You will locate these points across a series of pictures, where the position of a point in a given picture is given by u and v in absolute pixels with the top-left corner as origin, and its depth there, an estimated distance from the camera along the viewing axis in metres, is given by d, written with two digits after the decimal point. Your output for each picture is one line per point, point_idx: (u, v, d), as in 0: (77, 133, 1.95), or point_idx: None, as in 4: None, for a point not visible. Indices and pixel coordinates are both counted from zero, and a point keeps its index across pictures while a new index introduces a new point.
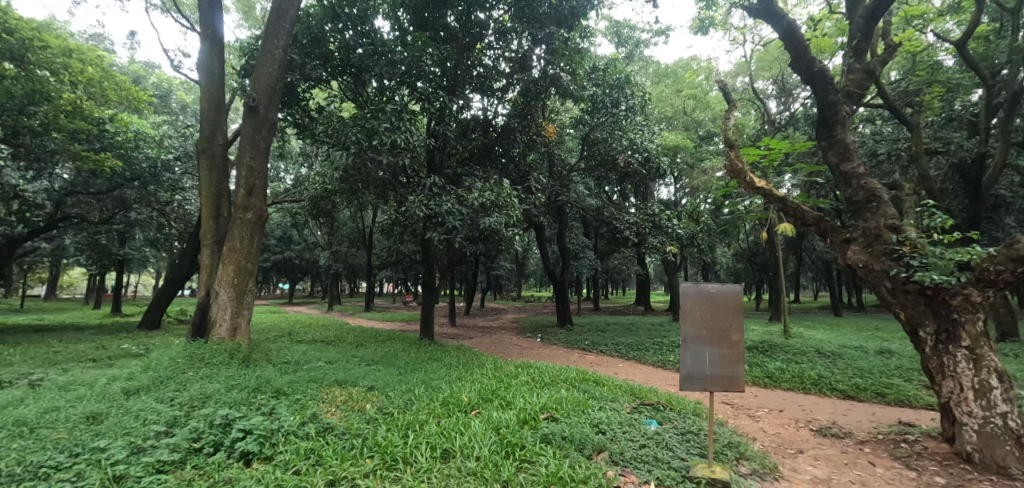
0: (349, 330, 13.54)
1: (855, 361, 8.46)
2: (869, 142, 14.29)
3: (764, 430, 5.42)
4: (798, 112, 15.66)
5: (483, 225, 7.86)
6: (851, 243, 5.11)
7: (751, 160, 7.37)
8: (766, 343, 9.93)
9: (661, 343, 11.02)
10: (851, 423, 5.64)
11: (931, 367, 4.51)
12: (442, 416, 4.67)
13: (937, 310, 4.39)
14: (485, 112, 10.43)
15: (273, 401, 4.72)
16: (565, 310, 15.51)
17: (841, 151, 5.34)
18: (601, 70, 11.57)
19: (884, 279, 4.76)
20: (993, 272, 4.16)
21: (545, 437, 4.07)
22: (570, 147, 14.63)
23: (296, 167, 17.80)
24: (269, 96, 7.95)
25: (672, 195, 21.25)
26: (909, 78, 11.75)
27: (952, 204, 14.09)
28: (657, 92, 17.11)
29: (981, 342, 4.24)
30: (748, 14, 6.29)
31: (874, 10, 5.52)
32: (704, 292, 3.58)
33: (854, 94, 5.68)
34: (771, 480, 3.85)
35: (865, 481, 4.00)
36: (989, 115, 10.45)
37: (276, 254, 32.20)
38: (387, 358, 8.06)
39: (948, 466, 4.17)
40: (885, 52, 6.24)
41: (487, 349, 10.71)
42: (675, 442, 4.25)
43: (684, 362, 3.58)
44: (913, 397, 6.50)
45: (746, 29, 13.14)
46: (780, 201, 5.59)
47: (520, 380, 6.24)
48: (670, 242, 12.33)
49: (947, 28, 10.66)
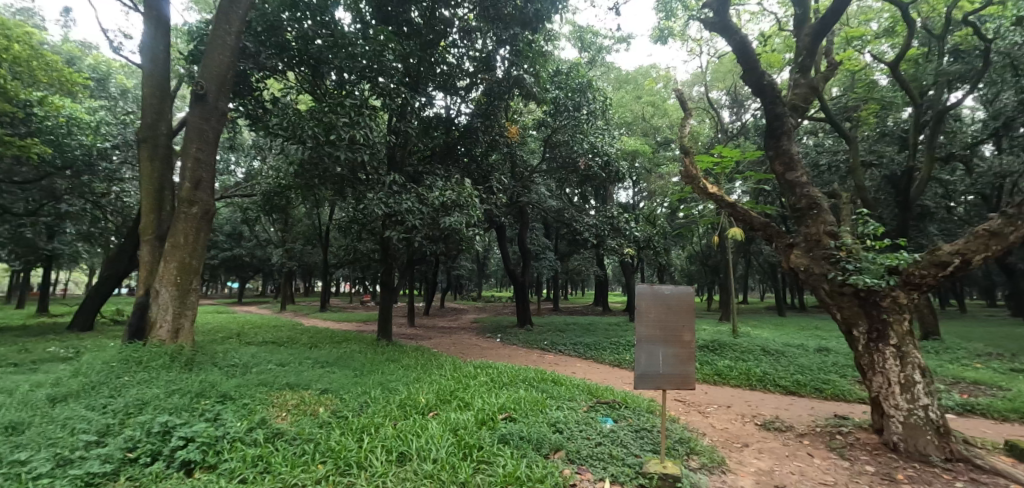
0: (302, 330, 13.05)
1: (796, 358, 8.97)
2: (811, 153, 15.24)
3: (713, 426, 5.64)
4: (749, 122, 16.49)
5: (443, 224, 7.79)
6: (793, 247, 5.41)
7: (705, 167, 7.66)
8: (715, 342, 10.35)
9: (618, 342, 11.29)
10: (793, 417, 5.97)
11: (863, 364, 4.83)
12: (398, 418, 4.58)
13: (869, 310, 4.72)
14: (448, 110, 10.37)
15: (219, 407, 4.47)
16: (525, 311, 15.59)
17: (785, 161, 5.63)
18: (564, 74, 11.76)
19: (823, 281, 5.06)
20: (918, 276, 4.54)
21: (502, 437, 4.07)
22: (533, 149, 14.68)
23: (247, 160, 16.99)
24: (219, 84, 7.54)
25: (631, 199, 21.81)
26: (848, 95, 12.63)
27: (884, 212, 15.23)
28: (618, 97, 17.55)
29: (906, 340, 4.59)
30: (705, 27, 6.52)
31: (818, 30, 5.87)
32: (659, 293, 3.68)
33: (798, 108, 6.02)
34: (718, 474, 4.02)
35: (804, 471, 4.26)
36: (918, 131, 11.31)
37: (224, 251, 30.57)
38: (343, 360, 7.82)
39: (878, 455, 4.50)
40: (827, 69, 6.63)
41: (446, 350, 10.62)
42: (629, 440, 4.35)
43: (639, 360, 3.66)
44: (848, 391, 6.96)
45: (703, 41, 13.72)
46: (730, 206, 5.84)
47: (479, 380, 6.20)
48: (628, 244, 12.70)
49: (882, 50, 11.52)
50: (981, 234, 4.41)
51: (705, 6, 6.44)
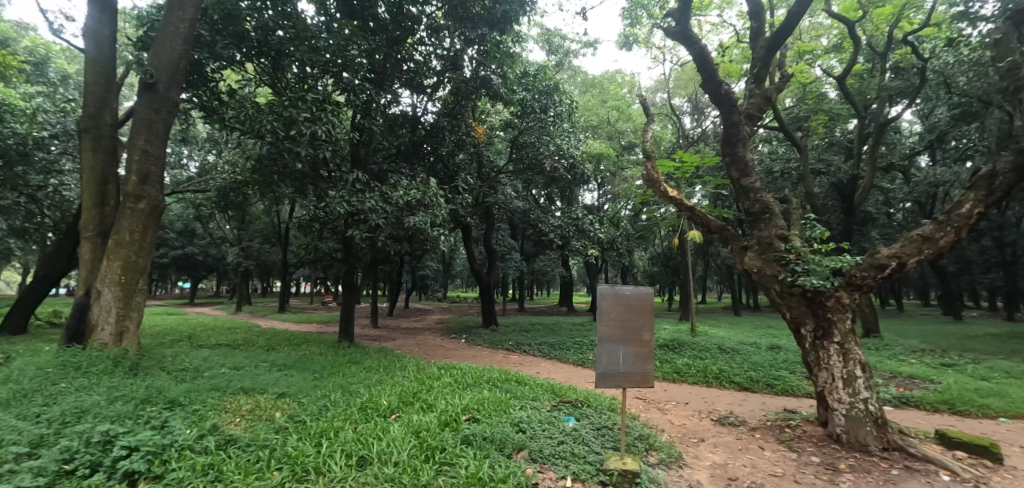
0: (259, 332, 12.56)
1: (749, 356, 9.37)
2: (766, 160, 15.97)
3: (672, 422, 5.81)
4: (709, 129, 17.11)
5: (408, 224, 7.67)
6: (747, 249, 5.65)
7: (666, 171, 7.88)
8: (675, 341, 10.68)
9: (581, 342, 11.45)
10: (745, 412, 6.24)
11: (809, 360, 5.09)
12: (359, 421, 4.47)
13: (815, 310, 4.98)
14: (413, 108, 10.23)
15: (167, 414, 4.23)
16: (490, 312, 15.59)
17: (741, 167, 5.86)
18: (532, 76, 11.88)
19: (774, 282, 5.31)
20: (859, 278, 4.86)
21: (465, 438, 4.06)
22: (501, 149, 14.65)
23: (201, 153, 16.19)
24: (171, 74, 7.15)
25: (596, 201, 22.17)
26: (800, 106, 13.31)
27: (831, 218, 16.14)
28: (584, 101, 17.83)
29: (849, 338, 4.88)
30: (667, 36, 6.70)
31: (772, 43, 6.16)
32: (620, 293, 3.76)
33: (753, 117, 6.27)
34: (676, 469, 4.16)
35: (756, 464, 4.45)
36: (862, 142, 12.04)
37: (175, 249, 28.97)
38: (302, 362, 7.58)
39: (822, 446, 4.78)
40: (780, 82, 6.95)
41: (410, 351, 10.47)
42: (591, 438, 4.42)
43: (600, 360, 3.73)
44: (796, 387, 7.34)
45: (666, 49, 14.16)
46: (690, 210, 6.00)
47: (443, 382, 6.14)
48: (592, 245, 12.94)
49: (831, 65, 12.20)
50: (914, 239, 4.82)
51: (668, 15, 6.63)
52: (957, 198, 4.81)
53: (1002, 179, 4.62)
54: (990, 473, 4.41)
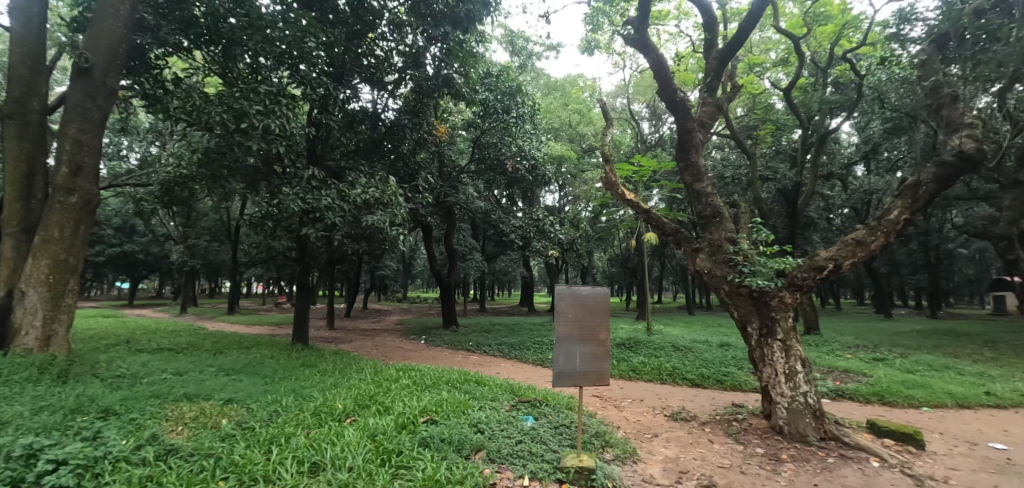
0: (206, 335, 11.92)
1: (700, 353, 9.76)
2: (718, 166, 16.68)
3: (627, 419, 5.97)
4: (666, 135, 17.73)
5: (365, 223, 7.48)
6: (699, 251, 5.89)
7: (624, 174, 8.07)
8: (631, 340, 10.98)
9: (541, 342, 11.57)
10: (696, 407, 6.50)
11: (754, 357, 5.36)
12: (312, 427, 4.32)
13: (760, 309, 5.25)
14: (374, 105, 10.01)
15: (99, 423, 3.94)
16: (451, 312, 15.48)
17: (694, 172, 6.10)
18: (494, 77, 11.72)
19: (723, 282, 5.56)
20: (800, 278, 5.17)
21: (422, 440, 4.01)
22: (463, 148, 14.51)
23: (143, 145, 15.18)
24: (109, 59, 6.66)
25: (557, 202, 22.46)
26: (750, 115, 14.02)
27: (776, 221, 17.07)
28: (546, 103, 18.02)
29: (790, 335, 5.17)
30: (626, 43, 6.86)
31: (724, 54, 6.43)
32: (577, 294, 3.84)
33: (706, 124, 6.52)
34: (630, 464, 4.27)
35: (705, 457, 4.65)
36: (806, 151, 12.81)
37: (112, 247, 27.05)
38: (251, 366, 7.25)
39: (766, 438, 5.05)
40: (731, 92, 7.28)
41: (367, 353, 10.23)
42: (549, 436, 4.47)
43: (558, 359, 3.78)
44: (743, 382, 7.72)
45: (626, 55, 14.54)
46: (645, 212, 6.17)
47: (401, 384, 6.04)
48: (552, 246, 13.11)
49: (778, 78, 12.90)
50: (848, 242, 5.18)
51: (627, 22, 6.79)
52: (886, 205, 5.24)
53: (925, 188, 5.07)
54: (913, 458, 4.82)
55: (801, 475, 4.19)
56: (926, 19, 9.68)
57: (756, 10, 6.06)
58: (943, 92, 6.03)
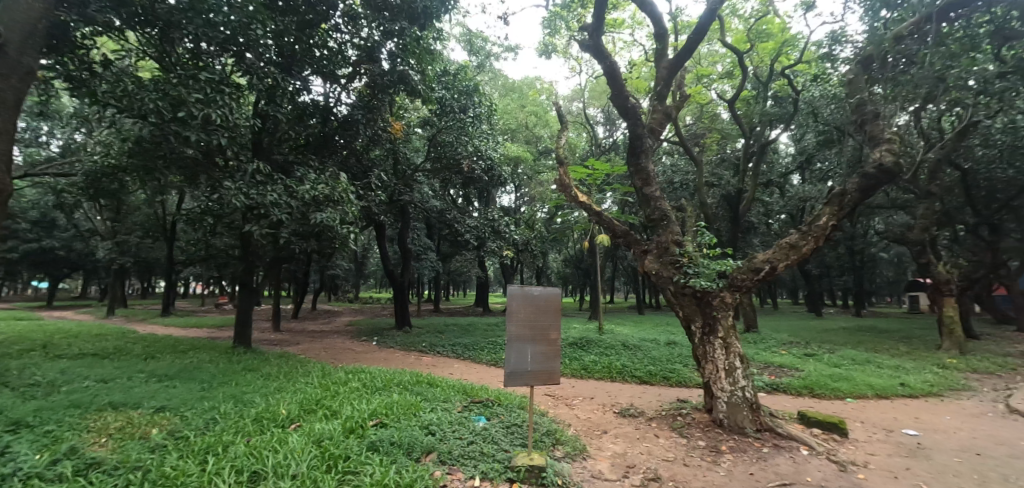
0: (136, 338, 11.07)
1: (649, 351, 10.12)
2: (667, 172, 17.39)
3: (578, 416, 6.09)
4: (619, 139, 18.32)
5: (314, 221, 7.19)
6: (647, 253, 6.11)
7: (578, 177, 8.23)
8: (583, 339, 11.21)
9: (495, 342, 11.59)
10: (644, 403, 6.73)
11: (697, 354, 5.62)
12: (253, 434, 4.11)
13: (703, 308, 5.51)
14: (326, 98, 9.66)
15: (7, 438, 3.56)
16: (404, 313, 15.22)
17: (643, 177, 6.32)
18: (452, 75, 11.80)
19: (669, 283, 5.79)
20: (739, 279, 5.47)
21: (371, 445, 3.92)
22: (418, 146, 14.28)
23: (66, 131, 13.91)
24: (25, 35, 6.02)
25: (513, 203, 22.60)
26: (698, 123, 14.70)
27: (720, 225, 17.98)
28: (503, 103, 18.10)
29: (730, 333, 5.45)
30: (582, 49, 6.98)
31: (674, 65, 6.67)
32: (529, 294, 3.88)
33: (655, 131, 6.77)
34: (579, 461, 4.36)
35: (651, 451, 4.83)
36: (748, 159, 13.57)
37: (28, 242, 24.63)
38: (187, 371, 6.81)
39: (707, 431, 5.32)
40: (679, 100, 7.61)
41: (315, 356, 9.86)
42: (500, 436, 4.49)
43: (510, 359, 3.81)
44: (688, 378, 8.07)
45: (582, 61, 14.86)
46: (597, 214, 6.32)
47: (350, 386, 5.88)
48: (507, 247, 13.21)
49: (724, 89, 13.58)
50: (783, 246, 5.54)
51: (583, 28, 6.91)
52: (817, 211, 5.64)
53: (850, 197, 5.51)
54: (838, 446, 5.21)
55: (739, 465, 4.43)
56: (854, 42, 10.51)
57: (703, 24, 6.38)
58: (867, 110, 6.57)
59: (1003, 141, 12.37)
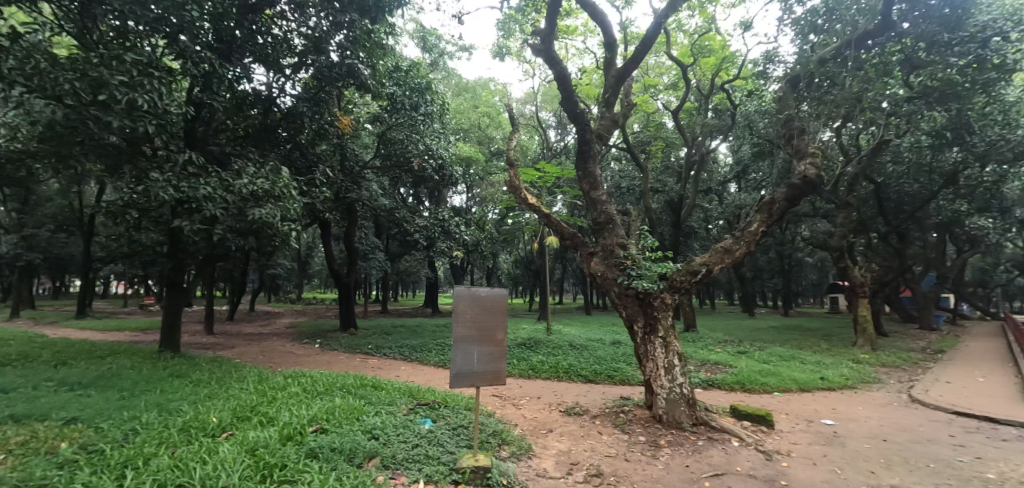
0: (43, 343, 10.01)
1: (594, 351, 10.41)
2: (615, 177, 17.98)
3: (525, 416, 6.17)
4: (570, 144, 18.77)
5: (252, 217, 6.81)
6: (593, 255, 6.29)
7: (528, 178, 8.34)
8: (532, 340, 11.36)
9: (444, 343, 11.50)
10: (588, 402, 6.92)
11: (639, 353, 5.84)
12: (178, 445, 3.84)
13: (645, 309, 5.73)
14: (268, 88, 9.20)
15: None
16: (350, 314, 14.76)
17: (590, 181, 6.51)
18: (403, 71, 11.27)
19: (614, 285, 5.98)
20: (678, 281, 5.75)
21: (310, 452, 3.78)
22: (367, 143, 13.94)
23: None
24: None
25: (465, 203, 22.52)
26: (645, 131, 15.33)
27: (663, 229, 18.81)
28: (456, 103, 18.04)
29: (669, 332, 5.72)
30: (534, 52, 7.06)
31: (621, 75, 6.88)
32: (476, 295, 3.91)
33: (603, 137, 6.96)
34: (524, 460, 4.43)
35: (594, 448, 4.98)
36: (690, 167, 14.28)
37: None
38: (105, 379, 6.26)
39: (648, 427, 5.56)
40: (625, 109, 7.89)
41: (252, 360, 9.35)
42: (446, 438, 4.47)
43: (456, 360, 3.79)
44: (630, 376, 8.38)
45: (535, 65, 15.08)
46: (545, 216, 6.42)
47: (289, 392, 5.62)
48: (457, 247, 13.17)
49: (669, 99, 14.20)
50: (718, 250, 5.87)
51: (535, 33, 7.01)
52: (749, 218, 6.03)
53: (778, 205, 5.95)
54: (766, 436, 5.61)
55: (676, 458, 4.66)
56: (785, 62, 11.32)
57: (649, 37, 6.64)
58: (794, 125, 7.10)
59: (909, 158, 13.78)
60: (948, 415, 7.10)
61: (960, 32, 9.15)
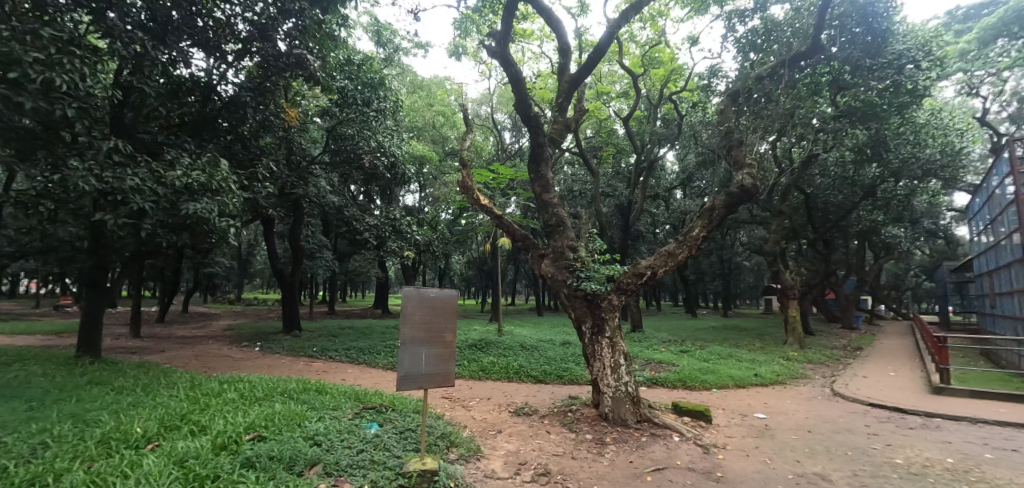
0: None
1: (544, 352, 10.54)
2: (568, 180, 18.38)
3: (474, 418, 6.17)
4: (524, 146, 18.96)
5: (185, 211, 6.39)
6: (544, 257, 6.40)
7: (482, 179, 8.33)
8: (483, 341, 11.35)
9: (393, 345, 11.27)
10: (538, 402, 7.02)
11: (588, 352, 5.99)
12: (95, 459, 3.54)
13: (593, 310, 5.89)
14: (208, 74, 8.67)
15: None
16: (295, 316, 14.16)
17: (542, 184, 6.60)
18: (356, 65, 10.92)
19: (563, 286, 6.10)
20: (626, 283, 5.92)
21: (246, 461, 3.60)
22: (315, 137, 13.54)
23: None
24: None
25: (418, 202, 22.18)
26: (597, 136, 15.73)
27: (613, 233, 19.38)
28: (410, 101, 17.73)
29: (616, 332, 5.90)
30: (489, 54, 7.05)
31: (575, 81, 7.02)
32: (425, 296, 3.89)
33: (555, 141, 7.08)
34: (472, 462, 4.43)
35: (542, 447, 5.06)
36: (639, 173, 14.79)
37: None
38: (11, 388, 5.67)
39: (594, 425, 5.71)
40: (578, 114, 8.06)
41: (184, 365, 8.76)
42: (393, 442, 4.40)
43: (403, 362, 3.72)
44: (579, 376, 8.57)
45: (491, 66, 15.11)
46: (498, 217, 6.45)
47: (224, 398, 5.34)
48: (409, 247, 12.95)
49: (621, 107, 14.66)
50: (663, 254, 6.11)
51: (490, 35, 7.00)
52: (691, 223, 6.34)
53: (718, 212, 6.28)
54: (704, 431, 5.92)
55: (620, 455, 4.83)
56: (727, 77, 11.98)
57: (602, 45, 6.81)
58: (734, 137, 7.53)
59: (836, 172, 14.95)
60: (864, 407, 7.78)
61: (880, 58, 10.09)
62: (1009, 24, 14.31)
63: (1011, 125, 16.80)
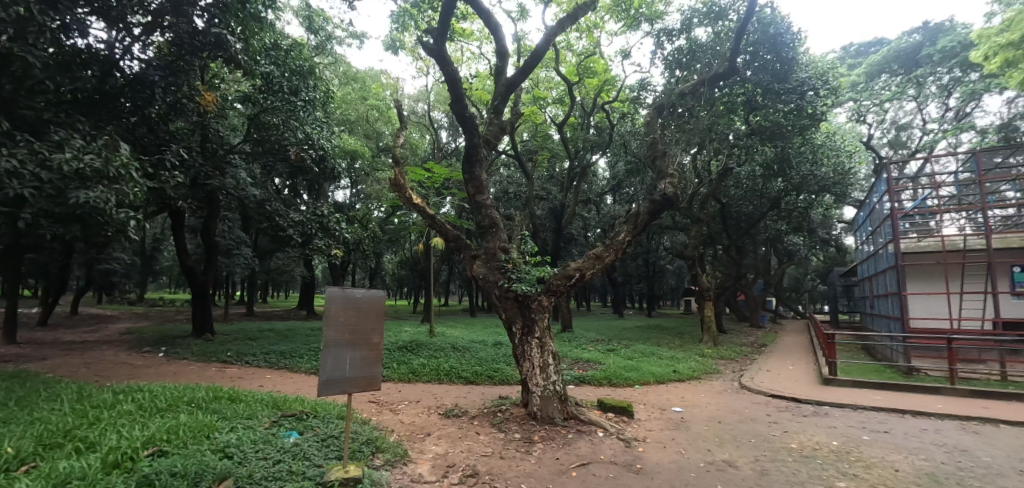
0: None
1: (475, 353, 10.59)
2: (503, 182, 18.60)
3: (402, 421, 6.07)
4: (460, 147, 18.89)
5: (70, 199, 5.67)
6: (476, 258, 6.42)
7: (415, 178, 8.19)
8: (413, 343, 11.15)
9: (318, 348, 10.77)
10: (468, 403, 7.05)
11: (518, 352, 6.11)
12: None
13: (523, 311, 6.02)
14: (108, 47, 7.80)
15: None
16: (207, 318, 13.08)
17: (476, 185, 6.61)
18: (283, 51, 10.37)
19: (495, 287, 6.16)
20: (556, 285, 6.10)
21: (144, 480, 3.28)
22: (235, 123, 12.60)
23: None
24: None
25: (349, 198, 21.29)
26: (534, 140, 16.04)
27: (546, 235, 19.83)
28: (342, 92, 16.98)
29: (545, 333, 6.07)
30: (425, 50, 6.93)
31: (511, 85, 7.08)
32: (351, 297, 3.78)
33: (490, 143, 7.13)
34: (398, 468, 4.37)
35: (471, 449, 5.08)
36: (572, 177, 15.20)
37: None
38: None
39: (524, 424, 5.84)
40: (512, 117, 8.17)
41: (71, 374, 7.79)
42: (313, 451, 4.23)
43: (325, 366, 3.56)
44: (509, 376, 8.71)
45: (429, 64, 14.89)
46: (430, 217, 6.35)
47: (119, 410, 4.82)
48: (337, 245, 12.40)
49: (556, 113, 15.04)
50: (591, 257, 6.37)
51: (426, 32, 6.87)
52: (618, 228, 6.64)
53: (642, 217, 6.66)
54: (626, 426, 6.27)
55: (548, 452, 4.98)
56: (655, 91, 12.71)
57: (537, 53, 6.93)
58: (658, 150, 8.01)
59: (747, 184, 16.37)
60: (765, 398, 8.61)
61: (786, 84, 11.19)
62: (890, 62, 16.97)
63: (890, 150, 19.34)
